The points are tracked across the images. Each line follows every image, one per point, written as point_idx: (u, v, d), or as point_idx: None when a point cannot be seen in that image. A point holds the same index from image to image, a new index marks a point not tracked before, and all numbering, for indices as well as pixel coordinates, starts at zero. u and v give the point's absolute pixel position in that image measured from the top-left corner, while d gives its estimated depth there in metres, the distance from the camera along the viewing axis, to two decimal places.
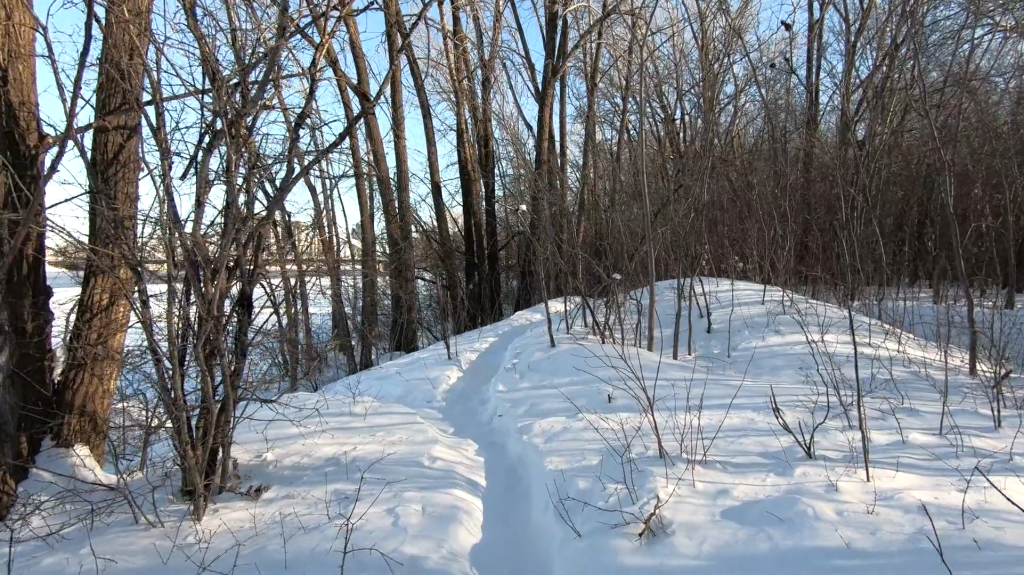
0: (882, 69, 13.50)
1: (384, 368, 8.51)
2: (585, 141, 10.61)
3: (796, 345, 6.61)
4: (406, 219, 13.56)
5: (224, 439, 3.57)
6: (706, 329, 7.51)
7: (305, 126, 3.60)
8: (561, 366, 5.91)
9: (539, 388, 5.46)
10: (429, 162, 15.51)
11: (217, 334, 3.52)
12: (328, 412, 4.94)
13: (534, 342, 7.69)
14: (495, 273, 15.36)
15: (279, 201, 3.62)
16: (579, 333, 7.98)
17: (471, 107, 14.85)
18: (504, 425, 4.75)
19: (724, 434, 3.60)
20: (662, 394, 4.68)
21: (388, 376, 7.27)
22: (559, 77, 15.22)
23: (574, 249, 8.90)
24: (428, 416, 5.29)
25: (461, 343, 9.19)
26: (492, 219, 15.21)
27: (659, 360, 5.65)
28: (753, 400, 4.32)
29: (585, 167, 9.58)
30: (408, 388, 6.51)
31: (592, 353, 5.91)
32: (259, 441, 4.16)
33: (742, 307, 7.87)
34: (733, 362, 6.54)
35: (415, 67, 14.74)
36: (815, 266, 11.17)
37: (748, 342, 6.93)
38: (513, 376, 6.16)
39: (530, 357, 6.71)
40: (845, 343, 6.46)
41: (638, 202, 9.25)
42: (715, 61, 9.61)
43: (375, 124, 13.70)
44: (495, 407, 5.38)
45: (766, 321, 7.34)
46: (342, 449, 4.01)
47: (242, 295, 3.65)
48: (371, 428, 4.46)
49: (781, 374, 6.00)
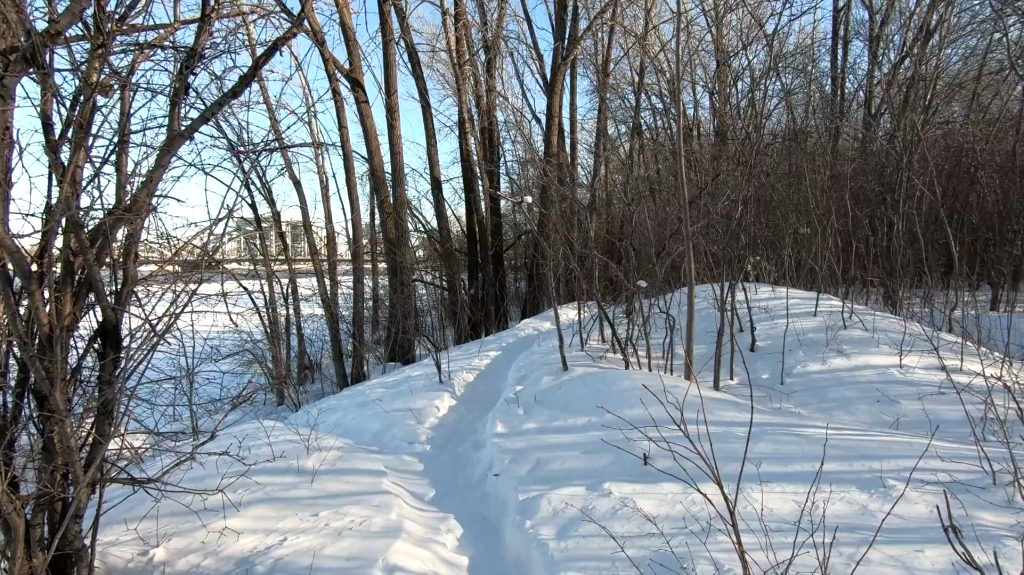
0: (930, 50, 12.11)
1: (366, 390, 7.29)
2: (599, 128, 9.34)
3: (866, 371, 5.36)
4: (402, 217, 12.39)
5: (75, 546, 2.43)
6: (749, 347, 6.25)
7: (190, 68, 2.42)
8: (576, 403, 4.65)
9: (549, 435, 4.21)
10: (428, 157, 14.32)
11: (60, 390, 2.27)
12: (267, 474, 3.73)
13: (542, 361, 6.47)
14: (499, 276, 14.08)
15: (158, 178, 2.43)
16: (595, 350, 6.76)
17: (474, 95, 13.60)
18: (502, 493, 3.52)
19: (838, 541, 2.41)
20: (719, 453, 3.48)
21: (368, 403, 6.07)
22: (570, 61, 13.90)
23: (587, 250, 7.67)
24: (402, 471, 4.08)
25: (458, 359, 7.96)
26: (497, 217, 13.94)
27: (705, 398, 4.40)
28: (850, 466, 3.13)
29: (600, 156, 8.32)
30: (388, 422, 5.31)
31: (617, 387, 4.64)
32: (156, 525, 2.97)
33: (792, 320, 6.60)
34: (789, 392, 5.30)
35: (413, 52, 13.58)
36: (866, 267, 9.81)
37: (804, 365, 5.69)
38: (515, 410, 4.92)
39: (537, 385, 5.45)
40: (931, 370, 5.20)
41: (663, 196, 7.99)
42: (750, 33, 8.31)
43: (368, 114, 12.57)
44: (490, 459, 4.15)
45: (825, 338, 6.09)
46: (265, 543, 2.81)
47: (100, 327, 2.42)
48: (317, 502, 3.25)
49: (854, 410, 4.76)
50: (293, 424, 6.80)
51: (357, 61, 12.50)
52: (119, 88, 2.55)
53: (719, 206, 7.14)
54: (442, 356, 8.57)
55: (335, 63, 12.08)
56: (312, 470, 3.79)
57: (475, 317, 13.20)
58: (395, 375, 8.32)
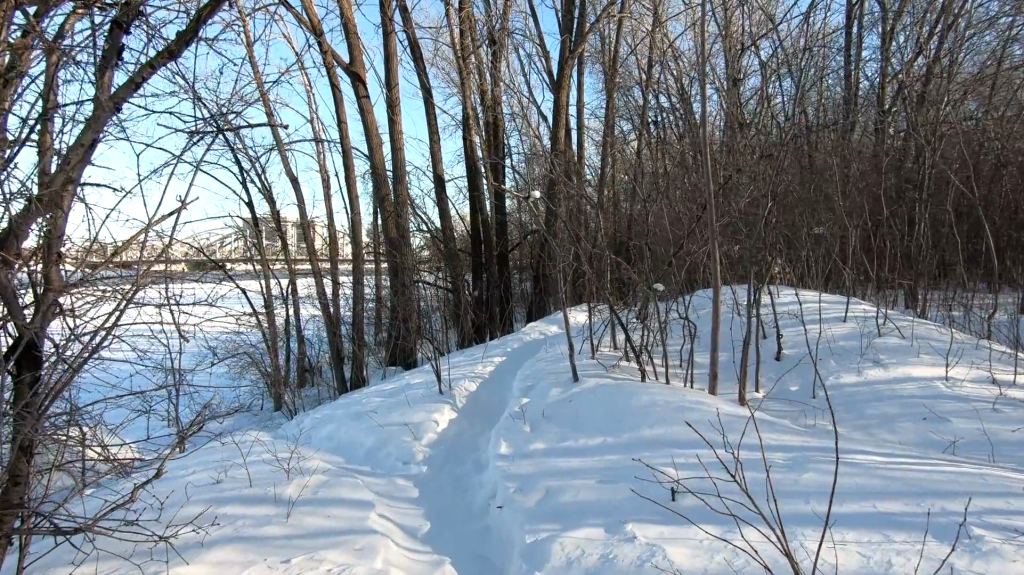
0: (954, 41, 11.57)
1: (362, 398, 6.87)
2: (609, 122, 8.86)
3: (908, 384, 4.90)
4: (403, 215, 11.99)
5: None
6: (775, 356, 5.79)
7: (120, 24, 2.03)
8: (589, 421, 4.20)
9: (559, 459, 3.75)
10: (431, 154, 13.90)
11: None
12: (239, 505, 3.34)
13: (551, 369, 6.01)
14: (504, 277, 13.61)
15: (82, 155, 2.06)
16: (606, 358, 6.30)
17: (480, 89, 13.15)
18: (505, 532, 3.09)
19: None
20: (758, 486, 3.05)
21: (362, 415, 5.65)
22: (577, 54, 13.41)
23: (598, 249, 7.24)
24: (394, 498, 3.67)
25: (460, 365, 7.52)
26: (503, 216, 13.46)
27: (734, 416, 3.94)
28: (916, 504, 2.70)
29: (610, 152, 7.87)
30: (382, 438, 4.87)
31: (635, 403, 4.20)
32: None
33: (820, 326, 6.13)
34: (823, 407, 4.82)
35: (415, 45, 13.17)
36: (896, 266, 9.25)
37: (838, 376, 5.22)
38: (521, 427, 4.47)
39: (545, 397, 4.98)
40: (982, 385, 4.72)
41: (678, 190, 7.52)
42: (770, 20, 7.82)
43: (369, 109, 12.15)
44: (492, 486, 3.71)
45: (859, 347, 5.62)
46: None
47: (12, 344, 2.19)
48: (291, 543, 2.85)
49: (899, 429, 4.31)
50: (285, 435, 6.39)
51: (357, 53, 12.09)
52: (43, 53, 2.19)
53: (741, 202, 6.65)
54: (443, 362, 8.14)
55: (335, 56, 11.69)
56: (291, 500, 3.36)
57: (479, 320, 12.75)
58: (394, 381, 7.89)
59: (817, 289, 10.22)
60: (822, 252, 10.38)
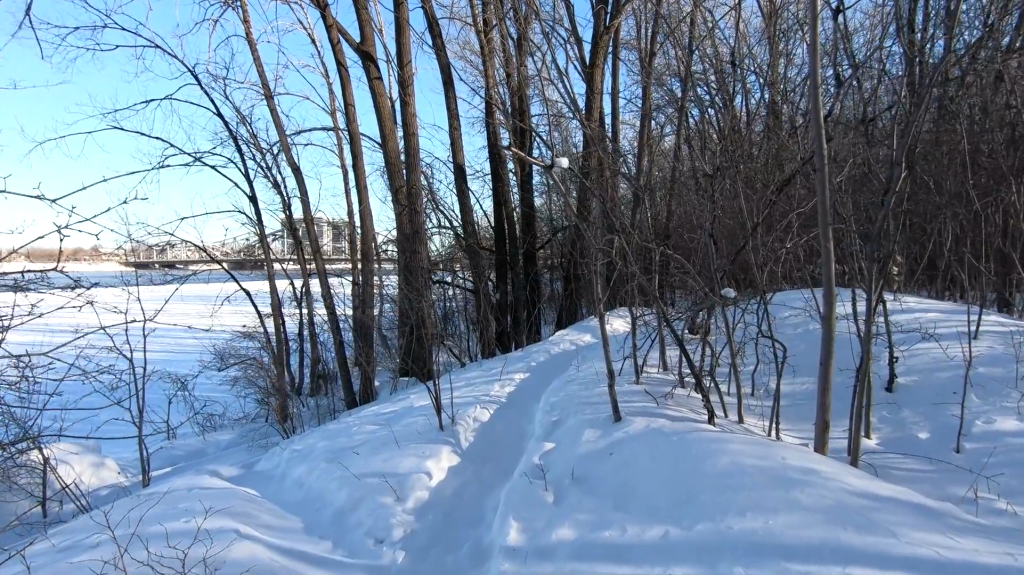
0: None
1: (351, 425, 5.67)
2: (653, 92, 7.29)
3: None
4: (417, 208, 10.73)
5: None
6: (884, 388, 4.36)
7: None
8: (641, 495, 2.87)
9: (597, 566, 2.46)
10: (451, 142, 12.63)
11: None
12: None
13: (583, 398, 4.67)
14: (532, 277, 12.17)
15: None
16: (656, 385, 4.88)
17: (505, 66, 11.73)
18: None
19: None
20: None
21: (342, 454, 4.45)
22: (612, 29, 11.92)
23: (643, 241, 5.79)
24: None
25: (471, 383, 6.26)
26: (530, 209, 12.00)
27: (874, 498, 2.54)
28: None
29: (658, 129, 6.37)
30: (355, 496, 3.65)
31: (708, 468, 2.85)
32: None
33: (946, 348, 4.60)
34: (984, 471, 3.32)
35: (432, 23, 11.98)
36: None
37: (989, 421, 3.73)
38: (542, 496, 3.14)
39: (575, 444, 3.66)
40: None
41: (747, 168, 5.88)
42: None
43: (381, 92, 10.99)
44: None
45: (1011, 379, 4.08)
46: None
47: None
48: None
49: None
50: (255, 473, 5.19)
51: (368, 31, 10.95)
52: None
53: (838, 181, 5.05)
54: (456, 378, 6.87)
55: (340, 30, 10.51)
56: None
57: (503, 327, 11.34)
58: (395, 403, 6.65)
59: (911, 292, 8.41)
60: (918, 247, 8.56)
